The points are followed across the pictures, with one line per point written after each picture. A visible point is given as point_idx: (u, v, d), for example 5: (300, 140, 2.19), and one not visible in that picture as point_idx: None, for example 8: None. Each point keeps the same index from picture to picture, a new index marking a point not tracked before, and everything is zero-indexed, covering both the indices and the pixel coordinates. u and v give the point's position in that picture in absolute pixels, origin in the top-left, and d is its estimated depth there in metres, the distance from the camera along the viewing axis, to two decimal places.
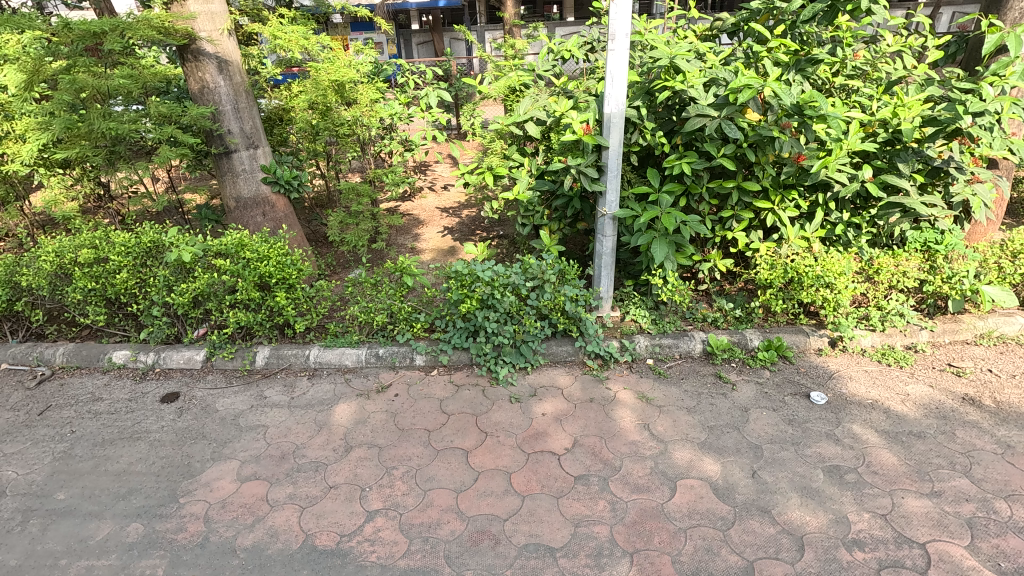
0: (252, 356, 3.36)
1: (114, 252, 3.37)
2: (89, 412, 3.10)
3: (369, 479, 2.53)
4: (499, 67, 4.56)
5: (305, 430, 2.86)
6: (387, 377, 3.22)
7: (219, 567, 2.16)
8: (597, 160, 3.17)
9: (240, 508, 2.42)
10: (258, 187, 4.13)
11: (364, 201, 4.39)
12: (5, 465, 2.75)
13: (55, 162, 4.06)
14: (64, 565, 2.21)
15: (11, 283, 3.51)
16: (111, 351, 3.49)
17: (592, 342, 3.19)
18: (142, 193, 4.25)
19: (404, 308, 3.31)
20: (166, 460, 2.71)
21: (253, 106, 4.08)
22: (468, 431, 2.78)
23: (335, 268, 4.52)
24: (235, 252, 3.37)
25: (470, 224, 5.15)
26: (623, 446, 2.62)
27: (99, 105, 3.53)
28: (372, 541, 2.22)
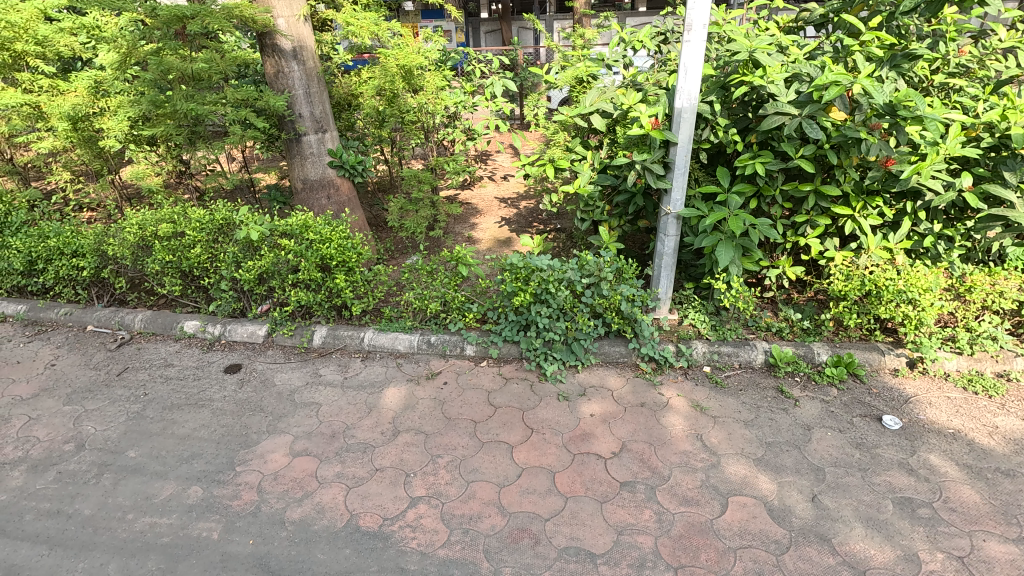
0: (310, 335, 3.47)
1: (190, 227, 3.56)
2: (161, 376, 3.30)
3: (414, 464, 2.56)
4: (567, 57, 4.47)
5: (356, 411, 2.93)
6: (437, 365, 3.25)
7: (269, 537, 2.24)
8: (664, 156, 3.05)
9: (291, 481, 2.50)
10: (324, 170, 4.24)
11: (424, 188, 4.43)
12: (85, 420, 2.97)
13: (144, 140, 4.33)
14: (131, 519, 2.36)
15: (99, 251, 3.78)
16: (183, 321, 3.68)
17: (646, 345, 3.09)
18: (218, 173, 4.46)
19: (458, 297, 3.32)
20: (225, 429, 2.85)
21: (324, 91, 4.18)
22: (513, 425, 2.76)
23: (393, 253, 4.59)
24: (300, 233, 3.48)
25: (528, 216, 5.10)
26: (673, 455, 2.53)
27: (184, 87, 3.73)
28: (413, 528, 2.24)
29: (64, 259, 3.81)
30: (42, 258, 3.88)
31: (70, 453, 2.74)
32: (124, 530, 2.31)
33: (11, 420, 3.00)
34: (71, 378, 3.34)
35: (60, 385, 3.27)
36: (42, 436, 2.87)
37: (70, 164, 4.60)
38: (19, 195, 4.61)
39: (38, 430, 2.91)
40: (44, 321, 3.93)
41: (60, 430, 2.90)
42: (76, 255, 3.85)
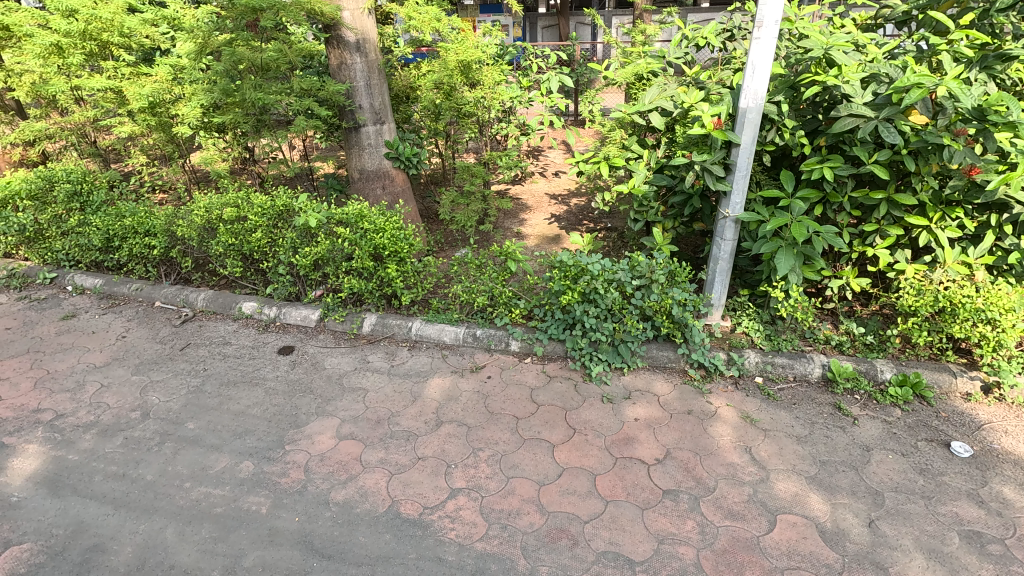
0: (360, 322, 3.56)
1: (252, 212, 3.71)
2: (219, 353, 3.46)
3: (455, 456, 2.59)
4: (627, 53, 4.39)
5: (401, 399, 2.98)
6: (482, 358, 3.26)
7: (314, 516, 2.31)
8: (725, 157, 2.95)
9: (336, 463, 2.57)
10: (380, 161, 4.32)
11: (477, 182, 4.46)
12: (150, 390, 3.14)
13: (213, 127, 4.53)
14: (188, 487, 2.48)
15: (169, 232, 4.00)
16: (241, 302, 3.84)
17: (696, 351, 3.00)
18: (281, 160, 4.63)
19: (505, 293, 3.33)
20: (277, 408, 2.95)
21: (384, 83, 4.25)
22: (556, 424, 2.74)
23: (443, 245, 4.65)
24: (355, 222, 3.56)
25: (578, 213, 5.06)
26: (719, 466, 2.45)
27: (253, 77, 3.88)
28: (452, 519, 2.26)
29: (138, 238, 4.05)
30: (118, 236, 4.13)
31: (136, 420, 2.90)
32: (181, 498, 2.43)
33: (85, 386, 3.21)
34: (139, 349, 3.55)
35: (129, 356, 3.48)
36: (111, 402, 3.06)
37: (146, 148, 4.87)
38: (100, 176, 4.92)
39: (109, 397, 3.11)
40: (117, 295, 4.19)
41: (128, 398, 3.09)
42: (148, 234, 4.08)
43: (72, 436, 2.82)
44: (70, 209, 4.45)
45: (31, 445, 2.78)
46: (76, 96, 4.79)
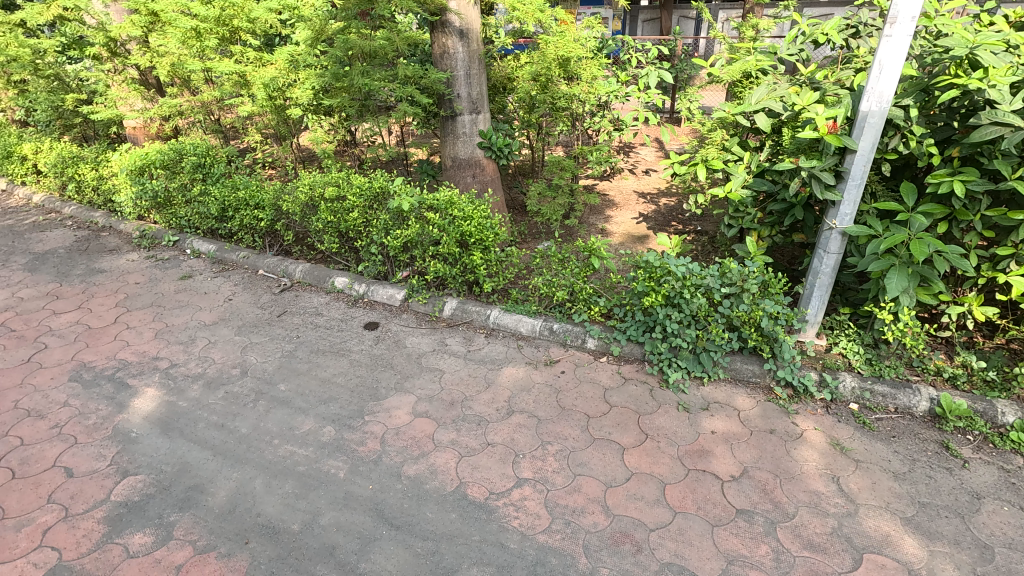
0: (442, 305, 3.66)
1: (351, 193, 3.92)
2: (312, 323, 3.69)
3: (524, 446, 2.61)
4: (734, 49, 4.18)
5: (475, 384, 3.04)
6: (557, 353, 3.26)
7: (387, 486, 2.42)
8: (837, 164, 2.73)
9: (410, 439, 2.68)
10: (473, 150, 4.40)
11: (565, 176, 4.44)
12: (250, 351, 3.42)
13: (322, 110, 4.82)
14: (276, 444, 2.68)
15: (275, 206, 4.30)
16: (334, 277, 4.07)
17: (784, 368, 2.83)
18: (380, 145, 4.84)
19: (586, 289, 3.30)
20: (360, 380, 3.11)
21: (483, 73, 4.32)
22: (627, 426, 2.69)
23: (526, 237, 4.67)
24: (445, 208, 3.67)
25: (666, 214, 4.91)
26: (801, 492, 2.30)
27: (361, 64, 4.09)
28: (517, 508, 2.29)
29: (249, 210, 4.40)
30: (232, 207, 4.51)
31: (236, 377, 3.17)
32: (269, 453, 2.63)
33: (196, 340, 3.54)
34: (242, 312, 3.86)
35: (234, 317, 3.79)
36: (216, 358, 3.36)
37: (261, 127, 5.26)
38: (220, 150, 5.37)
39: (214, 352, 3.41)
40: (227, 261, 4.57)
41: (230, 356, 3.38)
42: (258, 207, 4.41)
43: (182, 384, 3.13)
44: (194, 179, 4.89)
45: (149, 388, 3.11)
46: (206, 77, 5.26)
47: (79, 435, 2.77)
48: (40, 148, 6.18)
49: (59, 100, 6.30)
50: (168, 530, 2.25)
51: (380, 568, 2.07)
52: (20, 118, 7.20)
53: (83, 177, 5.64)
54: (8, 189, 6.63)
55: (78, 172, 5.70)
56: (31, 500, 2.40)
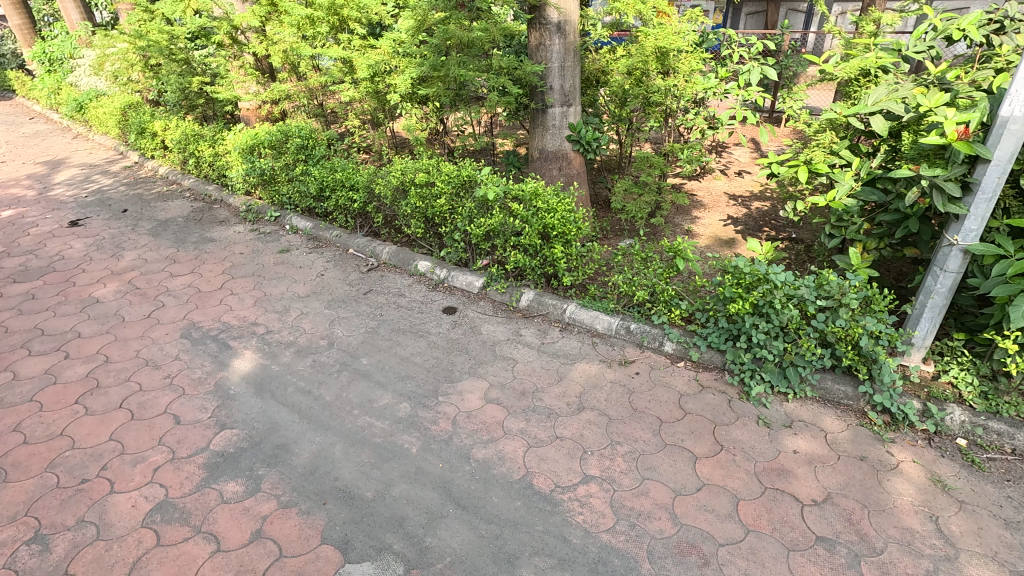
0: (519, 296, 3.70)
1: (440, 179, 4.03)
2: (394, 303, 3.84)
3: (593, 443, 2.59)
4: (850, 44, 3.88)
5: (547, 376, 3.05)
6: (632, 353, 3.19)
7: (456, 466, 2.49)
8: (965, 174, 2.48)
9: (481, 423, 2.74)
10: (562, 143, 4.38)
11: (654, 174, 4.33)
12: (337, 324, 3.62)
13: (417, 98, 4.99)
14: (355, 414, 2.83)
15: (368, 189, 4.52)
16: (417, 260, 4.21)
17: (882, 393, 2.62)
18: (469, 134, 4.95)
19: (668, 291, 3.21)
20: (436, 361, 3.22)
21: (578, 65, 4.27)
22: (702, 436, 2.60)
23: (607, 233, 4.61)
24: (530, 200, 3.70)
25: (759, 218, 4.66)
26: (891, 527, 2.13)
27: (458, 54, 4.19)
28: (582, 504, 2.28)
29: (344, 191, 4.65)
30: (329, 187, 4.77)
31: (323, 348, 3.37)
32: (349, 422, 2.78)
33: (289, 310, 3.80)
34: (332, 288, 4.09)
35: (324, 292, 4.03)
36: (307, 328, 3.58)
37: (359, 113, 5.52)
38: (321, 133, 5.70)
39: (305, 323, 3.64)
40: (321, 238, 4.84)
41: (319, 327, 3.59)
42: (352, 189, 4.65)
43: (276, 350, 3.37)
44: (297, 159, 5.22)
45: (247, 350, 3.38)
46: (313, 64, 5.58)
47: (187, 387, 3.06)
48: (168, 125, 6.83)
49: (187, 82, 6.93)
50: (257, 482, 2.44)
51: (445, 545, 2.14)
52: (153, 99, 7.99)
53: (202, 154, 6.18)
54: (140, 162, 7.40)
55: (197, 149, 6.26)
56: (145, 440, 2.68)
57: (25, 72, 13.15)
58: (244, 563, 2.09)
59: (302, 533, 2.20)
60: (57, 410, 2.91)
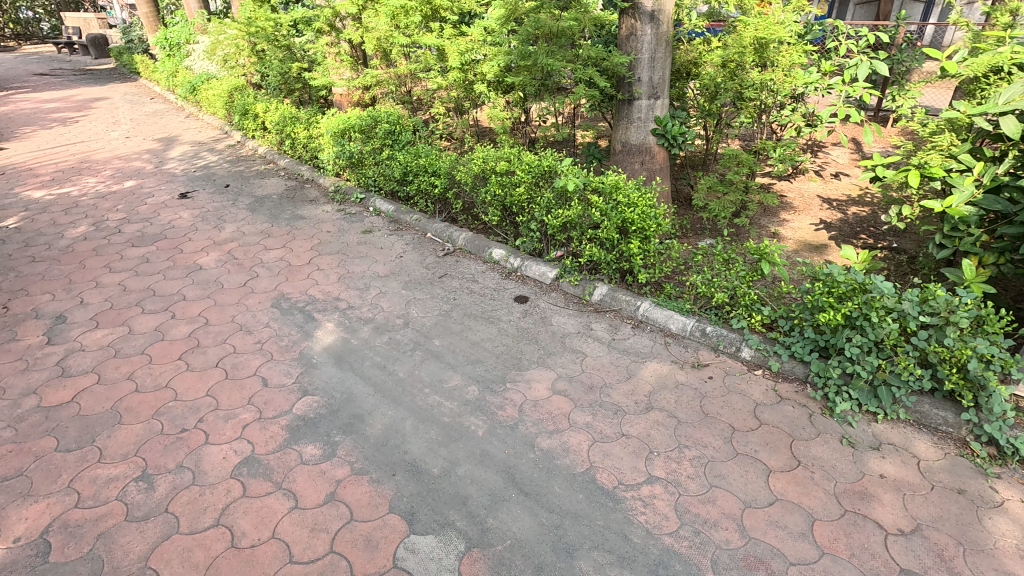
0: (592, 289, 3.67)
1: (521, 168, 4.07)
2: (468, 288, 3.92)
3: (660, 444, 2.54)
4: (978, 37, 3.51)
5: (616, 372, 3.02)
6: (706, 356, 3.09)
7: (520, 453, 2.52)
8: None
9: (547, 413, 2.75)
10: (646, 137, 4.27)
11: (742, 172, 4.14)
12: (413, 305, 3.75)
13: (502, 87, 5.03)
14: (426, 393, 2.92)
15: (450, 175, 4.63)
16: (492, 248, 4.27)
17: (989, 423, 2.38)
18: (552, 124, 4.94)
19: (750, 294, 3.07)
20: (505, 348, 3.26)
21: (669, 57, 4.14)
22: (778, 448, 2.48)
23: (687, 231, 4.47)
24: (610, 193, 3.65)
25: (855, 224, 4.36)
26: (989, 569, 1.95)
27: (547, 44, 4.23)
28: (645, 504, 2.25)
29: (427, 176, 4.79)
30: (412, 172, 4.93)
31: (399, 326, 3.50)
32: (420, 399, 2.88)
33: (369, 288, 3.97)
34: (410, 269, 4.23)
35: (402, 273, 4.18)
36: (384, 306, 3.74)
37: (445, 100, 5.64)
38: (408, 119, 5.88)
39: (384, 301, 3.80)
40: (402, 221, 5.01)
41: (396, 307, 3.73)
42: (435, 174, 4.79)
43: (356, 325, 3.54)
44: (384, 144, 5.42)
45: (330, 323, 3.57)
46: (405, 52, 5.76)
47: (275, 353, 3.28)
48: (269, 108, 7.29)
49: (288, 68, 7.36)
50: (333, 447, 2.58)
51: (506, 528, 2.17)
52: (256, 82, 8.55)
53: (297, 135, 6.55)
54: (243, 141, 7.95)
55: (294, 130, 6.64)
56: (237, 398, 2.91)
57: (149, 56, 14.43)
58: (319, 522, 2.23)
59: (372, 500, 2.31)
60: (164, 364, 3.21)
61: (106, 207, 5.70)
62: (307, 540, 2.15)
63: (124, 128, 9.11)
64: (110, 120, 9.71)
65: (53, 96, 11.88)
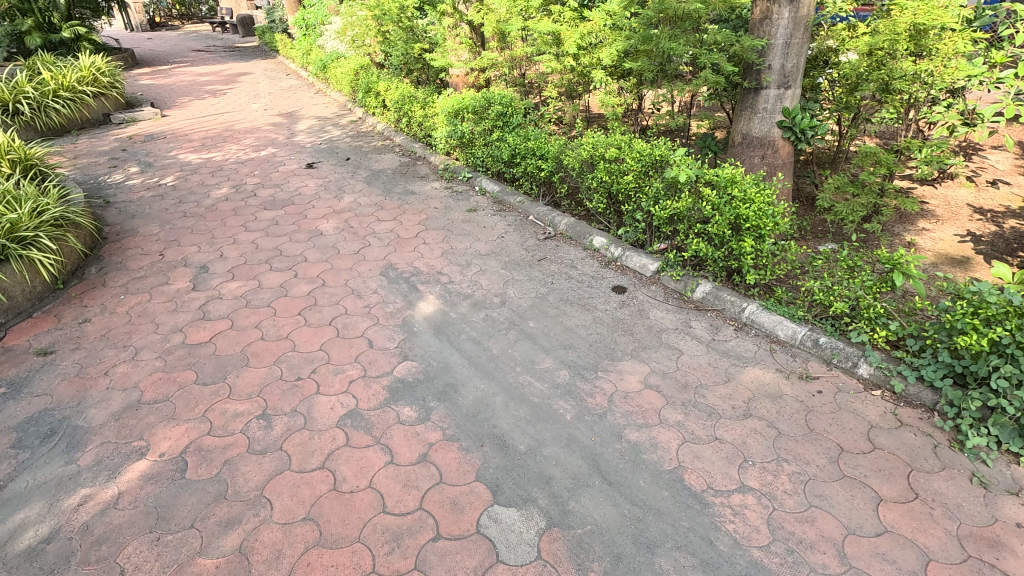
0: (694, 286, 3.53)
1: (631, 156, 3.98)
2: (566, 273, 3.93)
3: (756, 453, 2.42)
4: None
5: (714, 374, 2.90)
6: (816, 368, 2.87)
7: (607, 442, 2.51)
8: None
9: (637, 406, 2.71)
10: (770, 129, 4.01)
11: (878, 172, 3.76)
12: (510, 285, 3.82)
13: (619, 73, 4.93)
14: (517, 371, 2.99)
15: (558, 159, 4.63)
16: (593, 236, 4.23)
17: None
18: (667, 113, 4.78)
19: (875, 307, 2.81)
20: (599, 336, 3.24)
21: (807, 42, 3.82)
22: (892, 477, 2.27)
23: (805, 233, 4.16)
24: (724, 187, 3.48)
25: (1011, 239, 3.82)
26: None
27: (670, 28, 4.04)
28: (735, 513, 2.16)
29: (534, 159, 4.83)
30: (520, 154, 4.99)
31: (496, 304, 3.59)
32: (511, 377, 2.95)
33: (470, 266, 4.09)
34: (510, 250, 4.30)
35: (503, 253, 4.26)
36: (483, 284, 3.84)
37: (558, 84, 5.63)
38: (520, 101, 5.93)
39: (483, 279, 3.90)
40: (505, 203, 5.10)
41: (494, 285, 3.82)
42: (542, 158, 4.81)
43: (455, 299, 3.67)
44: (495, 125, 5.52)
45: (431, 295, 3.74)
46: (523, 34, 5.79)
47: (381, 318, 3.50)
48: (389, 86, 7.66)
49: (410, 49, 7.67)
50: (428, 412, 2.72)
51: (587, 513, 2.19)
52: (380, 62, 9.00)
53: (413, 114, 6.84)
54: (364, 118, 8.45)
55: (411, 109, 6.93)
56: (345, 356, 3.14)
57: (288, 35, 15.65)
58: (410, 479, 2.37)
59: (460, 466, 2.42)
60: (286, 318, 3.53)
61: (245, 173, 6.32)
62: (399, 494, 2.30)
63: (263, 101, 9.99)
64: (252, 93, 10.68)
65: (207, 69, 13.26)
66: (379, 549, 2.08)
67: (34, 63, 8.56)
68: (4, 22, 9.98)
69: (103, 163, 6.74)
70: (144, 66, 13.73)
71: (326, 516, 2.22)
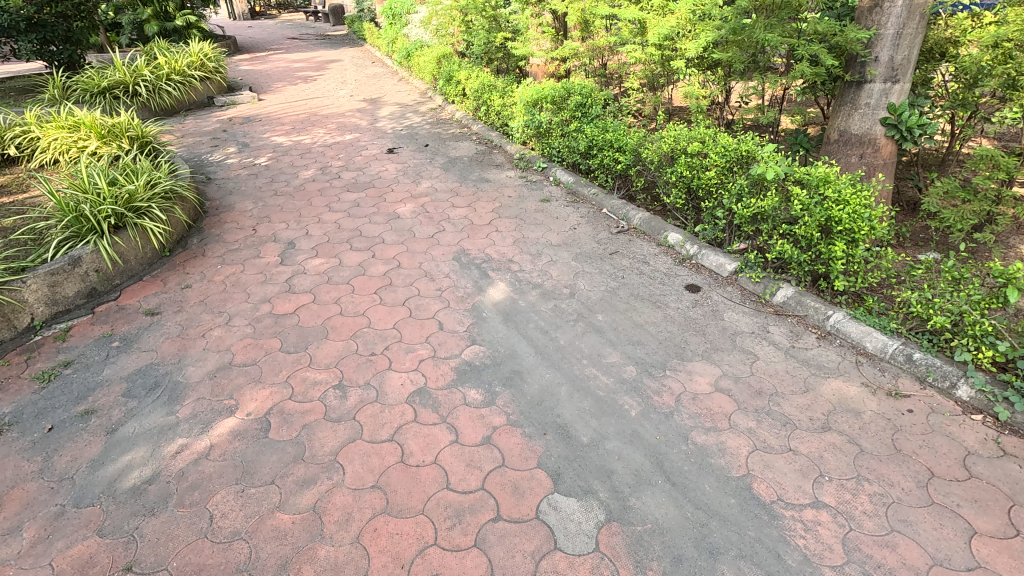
0: (775, 290, 3.37)
1: (716, 152, 3.84)
2: (638, 269, 3.85)
3: (834, 469, 2.29)
4: None
5: (792, 383, 2.76)
6: (907, 386, 2.67)
7: (673, 442, 2.46)
8: None
9: (706, 409, 2.63)
10: (872, 127, 3.73)
11: (995, 177, 3.41)
12: (580, 277, 3.80)
13: (706, 64, 4.74)
14: (584, 363, 2.98)
15: (636, 152, 4.53)
16: (669, 232, 4.12)
17: None
18: (755, 107, 4.56)
19: (981, 325, 2.57)
20: (670, 334, 3.17)
21: (922, 32, 3.51)
22: (989, 509, 2.09)
23: (903, 241, 3.88)
24: (816, 186, 3.28)
25: None
26: None
27: (766, 17, 3.84)
28: (807, 529, 2.06)
29: (611, 151, 4.76)
30: (597, 146, 4.93)
31: (565, 296, 3.59)
32: (577, 368, 2.94)
33: (541, 255, 4.10)
34: (582, 242, 4.27)
35: (574, 244, 4.24)
36: (553, 275, 3.84)
37: (641, 75, 5.50)
38: (600, 92, 5.84)
39: (553, 269, 3.91)
40: (579, 194, 5.06)
41: (564, 277, 3.81)
42: (619, 150, 4.73)
43: (524, 288, 3.70)
44: (574, 116, 5.47)
45: (501, 282, 3.78)
46: (608, 23, 5.67)
47: (452, 301, 3.58)
48: (470, 75, 7.76)
49: (492, 38, 7.72)
50: (493, 396, 2.77)
51: (648, 511, 2.16)
52: (462, 51, 9.12)
53: (492, 103, 6.91)
54: (443, 105, 8.62)
55: (489, 98, 6.99)
56: (417, 336, 3.25)
57: (376, 24, 16.16)
58: (474, 459, 2.43)
59: (523, 452, 2.45)
60: (363, 295, 3.69)
61: (330, 156, 6.63)
62: (462, 473, 2.36)
63: (350, 87, 10.41)
64: (340, 80, 11.16)
65: (299, 57, 13.96)
66: (442, 524, 2.16)
67: (152, 49, 9.34)
68: (128, 11, 10.97)
69: (206, 142, 7.28)
70: (244, 52, 14.65)
71: (393, 486, 2.32)
